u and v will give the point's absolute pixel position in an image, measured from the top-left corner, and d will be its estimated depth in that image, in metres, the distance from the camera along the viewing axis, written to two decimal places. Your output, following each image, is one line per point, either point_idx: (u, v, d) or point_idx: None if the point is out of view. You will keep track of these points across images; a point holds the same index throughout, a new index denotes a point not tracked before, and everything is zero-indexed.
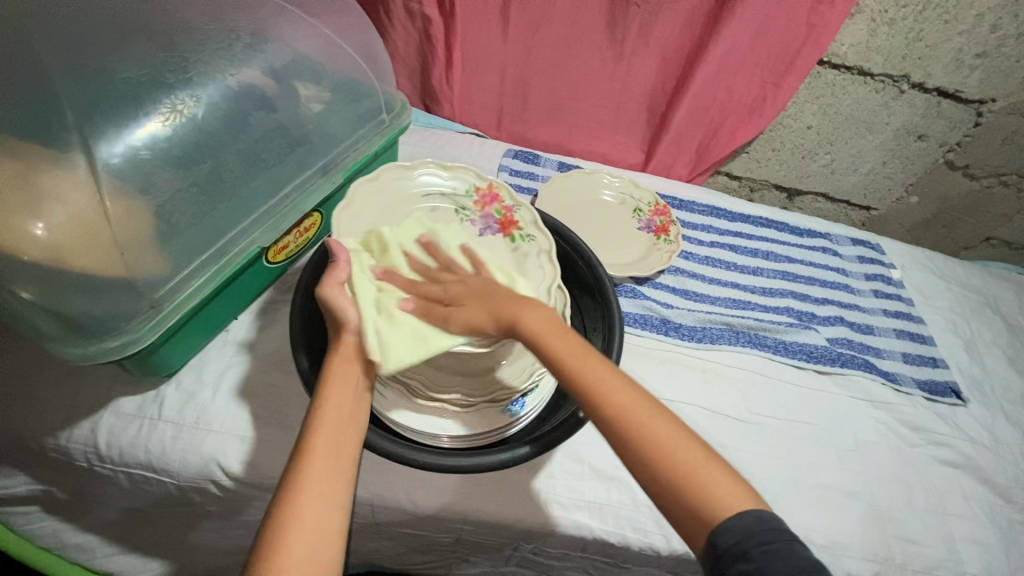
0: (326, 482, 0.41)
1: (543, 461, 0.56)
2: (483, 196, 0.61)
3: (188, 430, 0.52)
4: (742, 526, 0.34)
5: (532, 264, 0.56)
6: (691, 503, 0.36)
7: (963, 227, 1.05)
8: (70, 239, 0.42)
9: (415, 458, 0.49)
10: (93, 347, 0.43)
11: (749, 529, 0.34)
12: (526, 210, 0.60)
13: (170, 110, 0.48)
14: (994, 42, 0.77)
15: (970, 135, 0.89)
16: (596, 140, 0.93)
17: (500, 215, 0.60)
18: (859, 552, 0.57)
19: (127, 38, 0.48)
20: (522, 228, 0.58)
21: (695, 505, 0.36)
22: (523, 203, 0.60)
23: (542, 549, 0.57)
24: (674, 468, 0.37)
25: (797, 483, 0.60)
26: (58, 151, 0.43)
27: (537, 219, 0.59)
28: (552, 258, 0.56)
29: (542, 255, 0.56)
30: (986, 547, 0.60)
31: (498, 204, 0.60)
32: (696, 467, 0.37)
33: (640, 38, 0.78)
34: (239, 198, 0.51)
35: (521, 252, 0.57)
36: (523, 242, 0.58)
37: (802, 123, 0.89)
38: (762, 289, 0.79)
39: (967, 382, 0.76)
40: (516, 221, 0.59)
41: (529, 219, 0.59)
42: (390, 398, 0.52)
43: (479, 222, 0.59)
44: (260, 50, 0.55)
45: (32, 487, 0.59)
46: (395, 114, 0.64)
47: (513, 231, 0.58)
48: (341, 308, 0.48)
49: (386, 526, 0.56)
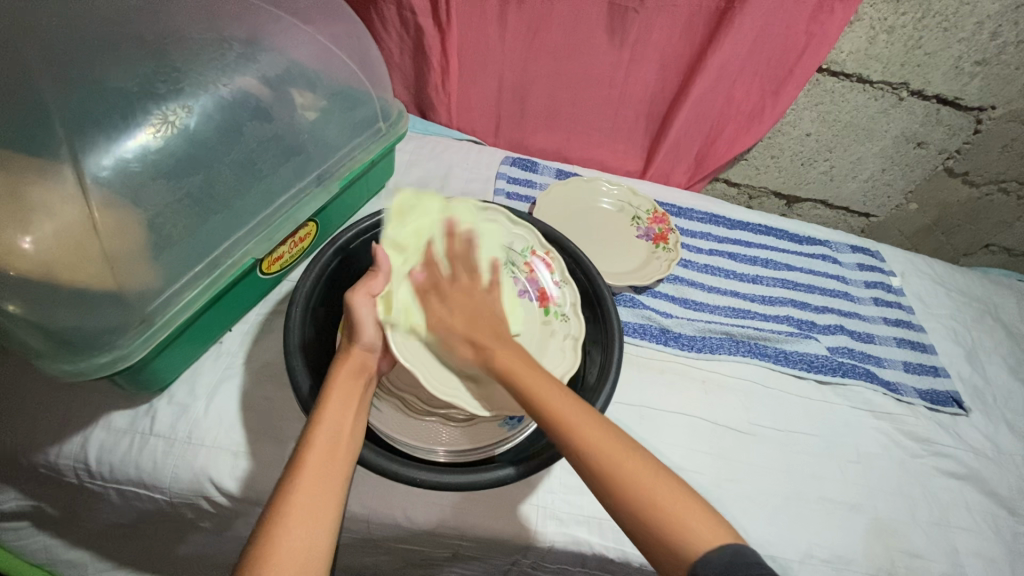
0: (317, 502, 0.40)
1: (541, 476, 0.55)
2: (537, 259, 0.61)
3: (181, 444, 0.51)
4: (722, 564, 0.36)
5: (553, 346, 0.56)
6: (654, 520, 0.38)
7: (963, 234, 1.04)
8: (59, 252, 0.41)
9: (410, 476, 0.47)
10: (83, 363, 0.42)
11: (729, 560, 0.36)
12: (570, 291, 0.59)
13: (161, 121, 0.47)
14: (994, 49, 0.76)
15: (969, 142, 0.89)
16: (595, 147, 0.92)
17: (542, 284, 0.60)
18: (863, 567, 0.56)
19: (118, 49, 0.47)
20: (559, 306, 0.59)
21: (671, 542, 0.38)
22: (570, 281, 0.59)
23: (541, 564, 0.56)
24: (625, 482, 0.40)
25: (799, 496, 0.59)
26: (47, 164, 0.42)
27: (576, 302, 0.58)
28: (576, 347, 0.55)
29: (568, 340, 0.56)
30: (991, 560, 0.60)
31: (548, 272, 0.60)
32: (648, 478, 0.40)
33: (639, 45, 0.77)
34: (233, 209, 0.50)
35: (549, 328, 0.57)
36: (556, 319, 0.58)
37: (801, 131, 0.88)
38: (762, 298, 0.79)
39: (969, 392, 0.75)
40: (555, 297, 0.59)
41: (569, 300, 0.59)
42: (388, 413, 0.52)
43: (522, 283, 0.60)
44: (253, 58, 0.54)
45: (22, 502, 0.58)
46: (391, 123, 0.65)
47: (548, 305, 0.59)
48: (361, 323, 0.48)
49: (383, 542, 0.55)
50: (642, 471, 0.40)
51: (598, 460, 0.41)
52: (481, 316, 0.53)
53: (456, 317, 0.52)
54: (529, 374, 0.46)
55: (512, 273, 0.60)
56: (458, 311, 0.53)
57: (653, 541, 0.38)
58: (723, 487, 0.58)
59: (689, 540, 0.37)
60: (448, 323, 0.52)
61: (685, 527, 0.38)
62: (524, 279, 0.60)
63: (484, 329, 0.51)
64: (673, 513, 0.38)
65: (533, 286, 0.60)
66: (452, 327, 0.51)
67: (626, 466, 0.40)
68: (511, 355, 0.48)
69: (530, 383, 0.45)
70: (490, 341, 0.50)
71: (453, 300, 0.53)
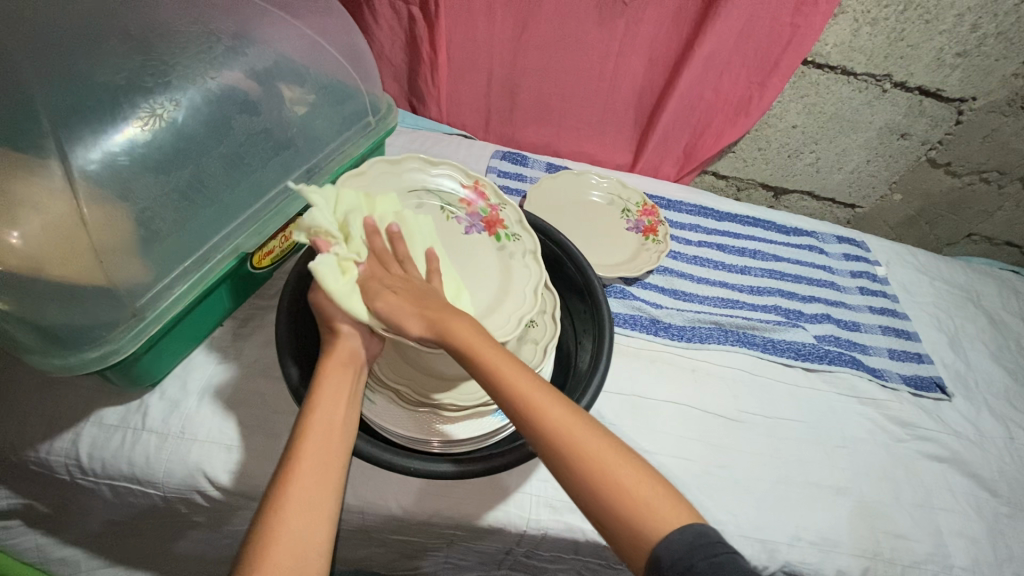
0: (315, 490, 0.40)
1: (534, 466, 0.55)
2: (470, 193, 0.61)
3: (174, 440, 0.51)
4: (685, 545, 0.35)
5: (517, 266, 0.56)
6: (609, 499, 0.37)
7: (946, 224, 1.06)
8: (48, 247, 0.41)
9: (403, 464, 0.49)
10: (73, 358, 0.42)
11: (692, 542, 0.35)
12: (511, 208, 0.60)
13: (149, 115, 0.47)
14: (974, 41, 0.78)
15: (951, 133, 0.90)
16: (585, 140, 0.93)
17: (484, 214, 0.60)
18: (848, 549, 0.57)
19: (104, 42, 0.47)
20: (508, 228, 0.59)
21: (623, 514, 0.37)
22: (510, 202, 0.60)
23: (534, 552, 0.57)
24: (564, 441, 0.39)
25: (787, 480, 0.60)
26: (34, 158, 0.42)
27: (522, 219, 0.59)
28: (538, 259, 0.56)
29: (528, 256, 0.57)
30: (973, 540, 0.61)
31: (485, 202, 0.61)
32: (586, 435, 0.39)
33: (627, 38, 0.78)
34: (221, 203, 0.50)
35: (506, 251, 0.57)
36: (509, 242, 0.58)
37: (786, 123, 0.89)
38: (750, 288, 0.80)
39: (951, 377, 0.77)
40: (502, 220, 0.59)
41: (513, 219, 0.59)
42: (381, 405, 0.52)
43: (464, 220, 0.59)
44: (241, 52, 0.54)
45: (13, 500, 0.58)
46: (381, 116, 0.64)
47: (497, 231, 0.59)
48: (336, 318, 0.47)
49: (379, 533, 0.56)
50: (581, 430, 0.40)
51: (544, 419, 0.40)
52: (427, 298, 0.47)
53: (404, 304, 0.46)
54: (485, 344, 0.43)
55: (452, 214, 0.59)
56: (407, 296, 0.46)
57: (601, 507, 0.37)
58: (714, 474, 0.59)
59: (653, 524, 0.37)
60: (394, 306, 0.45)
61: (647, 510, 0.37)
62: (466, 216, 0.59)
63: (434, 305, 0.46)
64: (617, 476, 0.38)
65: (477, 219, 0.59)
66: (400, 309, 0.45)
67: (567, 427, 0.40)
68: (466, 328, 0.44)
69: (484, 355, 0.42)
70: (443, 313, 0.45)
71: (401, 289, 0.47)
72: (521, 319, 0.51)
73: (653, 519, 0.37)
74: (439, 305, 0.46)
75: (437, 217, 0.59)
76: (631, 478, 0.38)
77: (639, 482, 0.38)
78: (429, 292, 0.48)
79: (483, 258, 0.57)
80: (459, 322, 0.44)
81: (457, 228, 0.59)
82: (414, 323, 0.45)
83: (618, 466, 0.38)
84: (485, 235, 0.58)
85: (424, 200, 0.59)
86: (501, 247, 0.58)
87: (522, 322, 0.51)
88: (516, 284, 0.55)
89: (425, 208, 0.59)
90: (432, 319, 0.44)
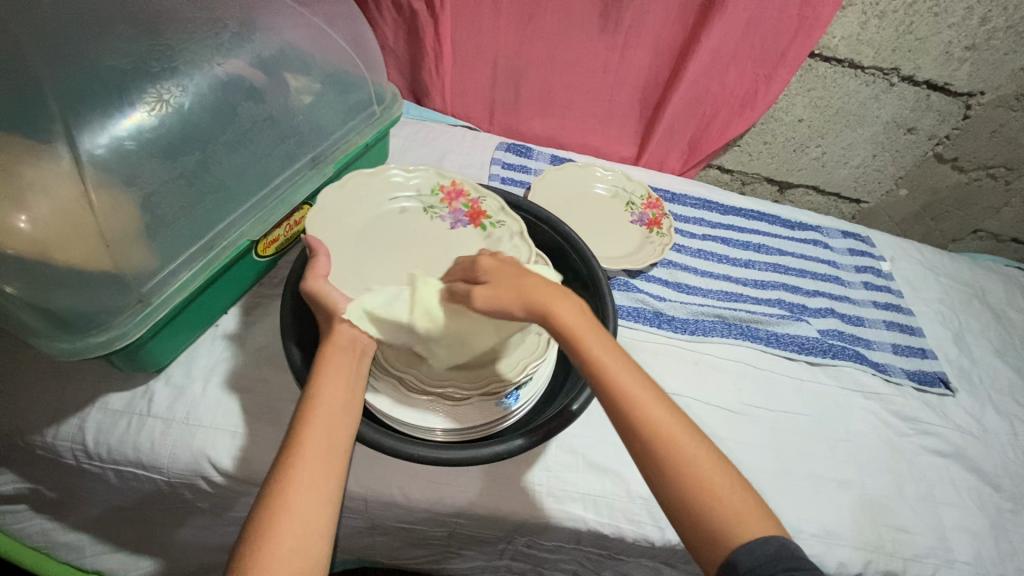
0: (316, 473, 0.39)
1: (537, 454, 0.55)
2: (449, 193, 0.64)
3: (179, 425, 0.52)
4: (767, 554, 0.36)
5: (506, 245, 0.59)
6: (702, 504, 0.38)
7: (952, 220, 1.06)
8: (55, 232, 0.41)
9: (407, 451, 0.49)
10: (80, 342, 0.42)
11: (773, 553, 0.36)
12: (492, 198, 0.63)
13: (156, 100, 0.47)
14: (983, 35, 0.77)
15: (959, 128, 0.90)
16: (589, 134, 0.92)
17: (468, 209, 0.63)
18: (852, 542, 0.57)
19: (112, 28, 0.47)
20: (492, 216, 0.62)
21: (703, 518, 0.37)
22: (488, 193, 0.63)
23: (536, 542, 0.57)
24: (647, 428, 0.39)
25: (789, 473, 0.60)
26: (40, 143, 0.42)
27: (504, 206, 0.62)
28: (524, 237, 0.59)
29: (515, 237, 0.59)
30: (975, 536, 0.61)
31: (465, 198, 0.63)
32: (673, 428, 0.40)
33: (632, 31, 0.77)
34: (228, 190, 0.50)
35: (494, 238, 0.60)
36: (494, 228, 0.61)
37: (792, 117, 0.89)
38: (754, 282, 0.80)
39: (956, 373, 0.76)
40: (484, 211, 0.62)
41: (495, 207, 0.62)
42: (386, 393, 0.51)
43: (448, 218, 0.62)
44: (247, 39, 0.54)
45: (19, 485, 0.58)
46: (386, 106, 0.64)
47: (482, 222, 0.62)
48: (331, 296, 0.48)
49: (381, 522, 0.56)
50: (666, 418, 0.40)
51: (636, 410, 0.40)
52: (525, 279, 0.46)
53: (499, 292, 0.44)
54: (586, 330, 0.43)
55: (435, 214, 0.62)
56: (499, 281, 0.46)
57: (680, 503, 0.38)
58: None
59: (734, 529, 0.37)
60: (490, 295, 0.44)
61: (732, 520, 0.37)
62: (449, 214, 0.62)
63: (535, 285, 0.45)
64: (694, 458, 0.39)
65: (460, 215, 0.62)
66: (497, 294, 0.44)
67: (652, 414, 0.40)
68: (572, 310, 0.44)
69: (586, 341, 0.42)
70: (549, 295, 0.44)
71: (494, 277, 0.46)
72: None
73: (740, 527, 0.37)
74: (539, 287, 0.45)
75: (421, 219, 0.62)
76: (706, 467, 0.39)
77: (732, 490, 0.38)
78: (518, 275, 0.46)
79: (471, 247, 0.60)
80: (562, 303, 0.44)
81: (443, 226, 0.62)
82: (513, 308, 0.44)
83: (701, 463, 0.39)
84: (470, 227, 0.61)
85: (405, 203, 0.63)
86: (488, 235, 0.61)
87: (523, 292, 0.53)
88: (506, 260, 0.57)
89: (408, 212, 0.62)
90: (534, 299, 0.44)
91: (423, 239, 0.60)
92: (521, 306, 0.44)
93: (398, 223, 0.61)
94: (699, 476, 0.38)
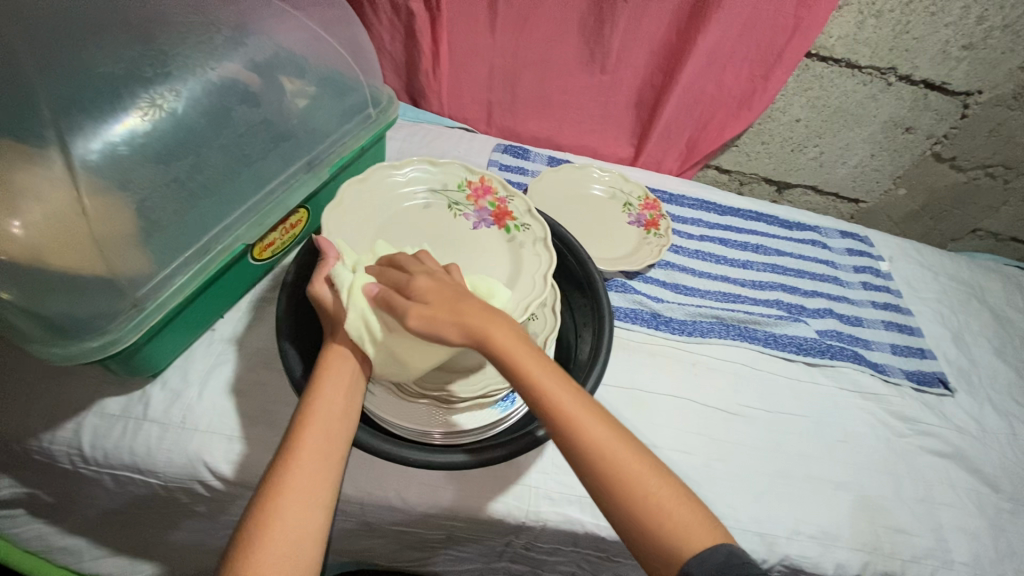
0: (311, 478, 0.39)
1: (534, 457, 0.55)
2: (476, 189, 0.63)
3: (176, 429, 0.52)
4: (717, 564, 0.36)
5: (528, 252, 0.58)
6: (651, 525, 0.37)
7: (952, 219, 1.05)
8: (48, 237, 0.41)
9: (404, 455, 0.49)
10: (74, 347, 0.42)
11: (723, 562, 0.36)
12: (520, 201, 0.63)
13: (149, 105, 0.47)
14: (981, 34, 0.77)
15: (957, 127, 0.90)
16: (587, 135, 0.92)
17: (493, 208, 0.62)
18: (850, 543, 0.57)
19: (105, 33, 0.47)
20: (517, 219, 0.61)
21: (654, 535, 0.37)
22: (517, 194, 0.63)
23: (534, 545, 0.57)
24: (593, 452, 0.38)
25: (786, 474, 0.60)
26: (34, 148, 0.42)
27: (531, 209, 0.62)
28: (548, 246, 0.58)
29: (539, 244, 0.59)
30: (973, 536, 0.61)
31: (492, 196, 0.63)
32: (617, 450, 0.39)
33: (629, 33, 0.77)
34: (223, 195, 0.50)
35: (516, 242, 0.60)
36: (518, 232, 0.61)
37: (790, 117, 0.88)
38: (752, 282, 0.80)
39: (955, 373, 0.76)
40: (510, 212, 0.62)
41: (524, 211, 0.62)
42: (382, 397, 0.52)
43: (472, 216, 0.62)
44: (241, 43, 0.54)
45: (16, 489, 0.58)
46: (382, 109, 0.64)
47: (507, 223, 0.61)
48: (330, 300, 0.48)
49: (379, 525, 0.56)
50: (612, 441, 0.39)
51: (580, 436, 0.38)
52: (465, 303, 0.42)
53: (436, 313, 0.41)
54: (524, 352, 0.40)
55: (460, 211, 0.62)
56: (438, 302, 0.42)
57: (629, 523, 0.38)
58: (713, 466, 0.59)
59: (680, 545, 0.37)
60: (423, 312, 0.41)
61: (678, 536, 0.37)
62: (474, 212, 0.62)
63: (470, 308, 0.42)
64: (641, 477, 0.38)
65: (485, 214, 0.62)
66: (431, 314, 0.41)
67: (598, 438, 0.39)
68: (506, 330, 0.41)
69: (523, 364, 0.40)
70: (482, 316, 0.41)
71: (431, 296, 0.43)
72: (527, 304, 0.52)
73: (687, 541, 0.37)
74: (472, 306, 0.42)
75: (445, 215, 0.62)
76: (654, 485, 0.38)
77: (678, 505, 0.38)
78: (459, 297, 0.43)
79: (494, 249, 0.60)
80: (497, 324, 0.41)
81: (466, 223, 0.62)
82: (450, 333, 0.41)
83: (651, 480, 0.38)
84: (495, 228, 0.61)
85: (430, 198, 0.63)
86: (511, 238, 0.61)
87: (527, 308, 0.51)
88: (528, 270, 0.57)
89: (432, 206, 0.62)
90: (468, 322, 0.41)
91: (446, 236, 0.60)
92: (456, 331, 0.41)
93: (418, 218, 0.61)
94: (646, 496, 0.38)
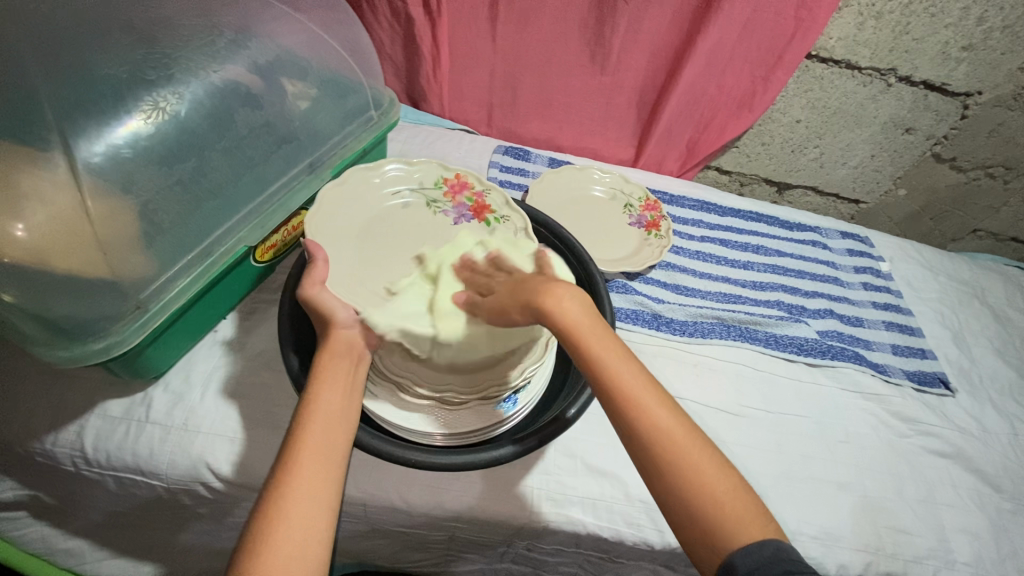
0: (314, 478, 0.39)
1: (536, 459, 0.55)
2: (452, 186, 0.64)
3: (178, 431, 0.52)
4: (763, 558, 0.35)
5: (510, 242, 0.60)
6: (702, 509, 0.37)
7: (952, 219, 1.06)
8: (50, 239, 0.41)
9: (406, 456, 0.49)
10: (78, 349, 0.42)
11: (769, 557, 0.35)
12: (496, 193, 0.64)
13: (152, 108, 0.47)
14: (980, 35, 0.77)
15: (957, 127, 0.90)
16: (587, 137, 0.92)
17: (471, 203, 0.63)
18: (852, 543, 0.57)
19: (108, 36, 0.47)
20: (496, 211, 0.62)
21: (700, 519, 0.37)
22: (493, 187, 0.64)
23: (536, 546, 0.57)
24: (651, 431, 0.39)
25: (788, 475, 0.60)
26: (37, 151, 0.42)
27: (509, 199, 0.63)
28: (528, 232, 0.60)
29: (519, 232, 0.60)
30: (975, 537, 0.61)
31: (468, 192, 0.64)
32: (679, 433, 0.39)
33: (629, 35, 0.77)
34: (226, 197, 0.50)
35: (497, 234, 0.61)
36: (498, 223, 0.61)
37: (790, 117, 0.89)
38: (753, 283, 0.80)
39: (956, 373, 0.76)
40: (488, 205, 0.63)
41: (500, 202, 0.63)
42: (383, 398, 0.51)
43: (452, 212, 0.63)
44: (243, 45, 0.54)
45: (19, 491, 0.58)
46: (383, 111, 0.64)
47: (486, 216, 0.62)
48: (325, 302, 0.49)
49: (381, 526, 0.56)
50: (674, 424, 0.39)
51: (640, 415, 0.39)
52: (525, 279, 0.46)
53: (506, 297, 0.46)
54: (591, 330, 0.41)
55: (439, 208, 0.63)
56: (505, 292, 0.47)
57: (677, 505, 0.38)
58: None
59: (732, 535, 0.37)
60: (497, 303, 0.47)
61: (728, 525, 0.37)
62: (452, 209, 0.63)
63: (530, 288, 0.45)
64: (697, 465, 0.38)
65: (464, 209, 0.63)
66: (501, 302, 0.46)
67: (656, 417, 0.39)
68: (575, 308, 0.42)
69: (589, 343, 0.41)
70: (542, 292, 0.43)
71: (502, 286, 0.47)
72: None
73: (737, 531, 0.37)
74: (537, 287, 0.44)
75: (424, 213, 0.62)
76: (707, 475, 0.38)
77: (733, 494, 0.38)
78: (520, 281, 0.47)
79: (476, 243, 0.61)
80: (564, 301, 0.42)
81: (446, 220, 0.62)
82: (517, 314, 0.44)
83: (704, 467, 0.38)
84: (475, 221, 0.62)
85: (407, 198, 0.63)
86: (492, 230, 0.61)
87: None
88: None
89: (411, 206, 0.63)
90: (532, 298, 0.43)
91: (429, 234, 0.61)
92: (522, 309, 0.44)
93: (400, 219, 0.61)
94: (701, 482, 0.38)
